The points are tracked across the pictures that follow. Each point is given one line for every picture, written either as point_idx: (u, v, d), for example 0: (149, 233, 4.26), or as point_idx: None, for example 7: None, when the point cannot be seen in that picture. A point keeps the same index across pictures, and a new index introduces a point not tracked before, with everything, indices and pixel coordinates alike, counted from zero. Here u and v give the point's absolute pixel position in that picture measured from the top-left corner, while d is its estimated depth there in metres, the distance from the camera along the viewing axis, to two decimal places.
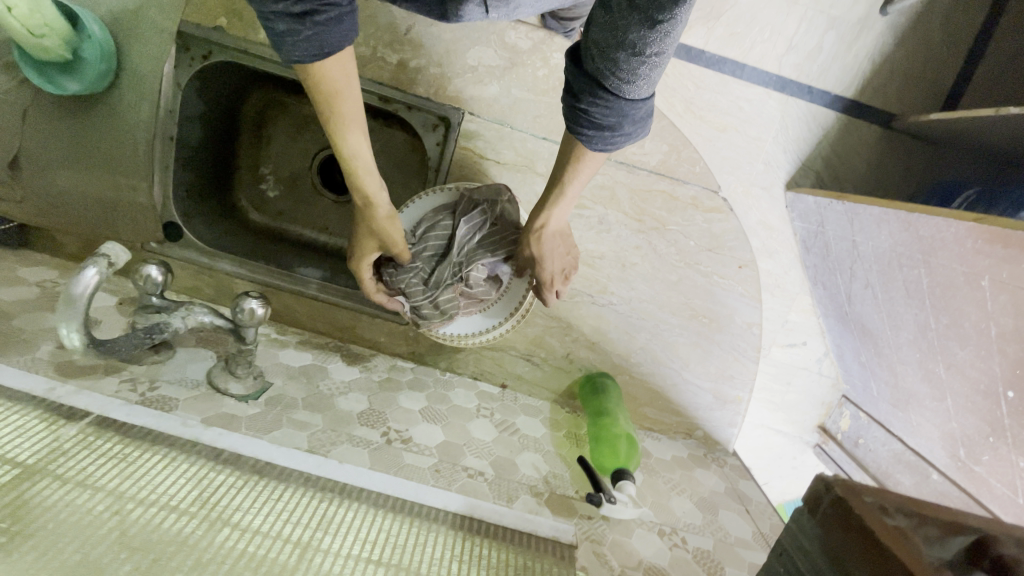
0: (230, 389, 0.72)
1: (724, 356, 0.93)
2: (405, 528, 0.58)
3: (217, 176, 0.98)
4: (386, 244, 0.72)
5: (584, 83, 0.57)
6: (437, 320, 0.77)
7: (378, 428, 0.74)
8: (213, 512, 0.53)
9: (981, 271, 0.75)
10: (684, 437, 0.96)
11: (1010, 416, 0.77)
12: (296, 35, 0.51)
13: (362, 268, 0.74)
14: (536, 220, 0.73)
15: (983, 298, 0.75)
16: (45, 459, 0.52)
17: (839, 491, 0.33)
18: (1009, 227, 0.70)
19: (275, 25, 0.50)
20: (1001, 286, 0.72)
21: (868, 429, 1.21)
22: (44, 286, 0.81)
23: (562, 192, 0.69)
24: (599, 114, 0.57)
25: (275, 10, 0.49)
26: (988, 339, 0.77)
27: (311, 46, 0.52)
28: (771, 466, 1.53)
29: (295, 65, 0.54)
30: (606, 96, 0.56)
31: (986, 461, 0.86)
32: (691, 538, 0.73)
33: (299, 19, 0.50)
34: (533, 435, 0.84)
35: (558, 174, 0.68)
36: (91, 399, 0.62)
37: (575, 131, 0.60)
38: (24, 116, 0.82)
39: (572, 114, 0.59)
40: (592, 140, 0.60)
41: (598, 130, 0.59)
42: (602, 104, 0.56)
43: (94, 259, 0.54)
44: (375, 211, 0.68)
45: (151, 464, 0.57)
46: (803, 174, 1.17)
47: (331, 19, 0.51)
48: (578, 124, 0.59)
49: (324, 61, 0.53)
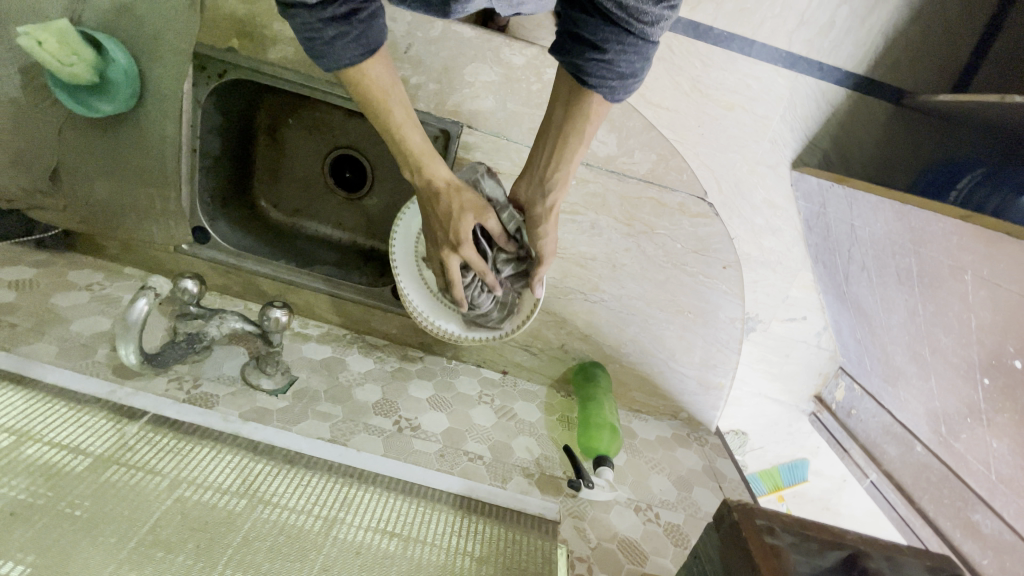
0: (262, 384, 0.83)
1: (708, 347, 1.00)
2: (412, 507, 0.69)
3: (237, 178, 1.06)
4: (482, 215, 0.70)
5: (607, 34, 0.61)
6: (498, 316, 0.84)
7: (390, 417, 0.85)
8: (253, 496, 0.64)
9: (965, 265, 0.82)
10: (669, 419, 1.05)
11: (986, 400, 0.83)
12: (345, 35, 0.57)
13: (471, 249, 0.69)
14: (551, 196, 0.75)
15: (965, 291, 0.82)
16: (115, 453, 0.64)
17: (736, 516, 0.42)
18: (994, 228, 0.77)
19: (322, 31, 0.56)
20: (981, 282, 0.79)
21: (861, 401, 1.27)
22: (93, 289, 0.93)
23: (569, 154, 0.72)
24: (625, 63, 0.62)
25: (320, 16, 0.55)
26: (969, 330, 0.83)
27: (359, 44, 0.58)
28: (766, 432, 1.59)
29: (345, 68, 0.60)
30: (632, 44, 0.60)
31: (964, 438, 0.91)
32: (665, 513, 0.83)
33: (344, 21, 0.57)
34: (529, 419, 0.93)
35: (565, 128, 0.71)
36: (146, 399, 0.73)
37: (598, 85, 0.64)
38: (61, 133, 0.89)
39: (594, 67, 0.63)
40: (615, 89, 0.65)
41: (622, 79, 0.63)
42: (628, 52, 0.61)
43: (145, 290, 0.63)
44: (455, 186, 0.70)
45: (201, 455, 0.68)
46: (810, 152, 1.25)
47: (369, 16, 0.58)
48: (603, 76, 0.63)
49: (370, 58, 0.60)
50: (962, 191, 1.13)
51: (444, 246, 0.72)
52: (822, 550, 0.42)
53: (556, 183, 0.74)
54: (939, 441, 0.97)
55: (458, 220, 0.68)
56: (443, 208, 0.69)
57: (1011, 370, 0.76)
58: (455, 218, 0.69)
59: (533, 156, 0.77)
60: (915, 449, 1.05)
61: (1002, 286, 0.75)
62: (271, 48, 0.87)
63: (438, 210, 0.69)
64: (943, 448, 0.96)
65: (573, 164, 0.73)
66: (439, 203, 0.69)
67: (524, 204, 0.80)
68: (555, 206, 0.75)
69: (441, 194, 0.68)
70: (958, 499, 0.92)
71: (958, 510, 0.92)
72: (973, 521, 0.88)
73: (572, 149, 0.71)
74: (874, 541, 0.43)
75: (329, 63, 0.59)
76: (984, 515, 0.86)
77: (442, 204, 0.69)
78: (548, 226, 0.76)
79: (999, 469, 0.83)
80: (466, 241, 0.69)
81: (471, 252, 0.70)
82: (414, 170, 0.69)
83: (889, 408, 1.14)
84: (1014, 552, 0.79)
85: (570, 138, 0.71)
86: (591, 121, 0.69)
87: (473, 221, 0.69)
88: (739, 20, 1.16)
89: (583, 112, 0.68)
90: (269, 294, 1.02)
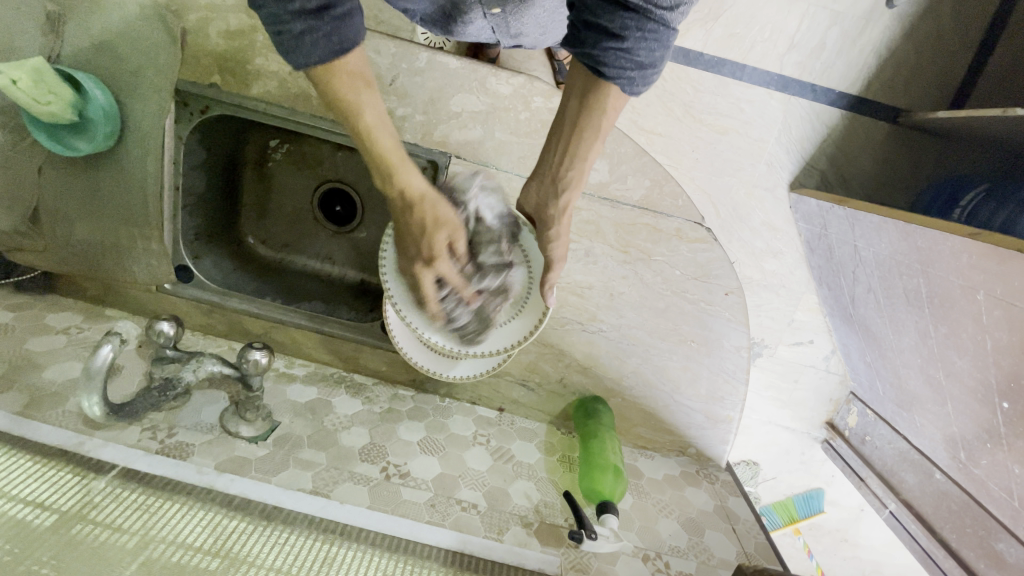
0: (241, 431, 0.78)
1: (714, 377, 0.95)
2: (399, 566, 0.63)
3: (224, 215, 1.04)
4: (456, 232, 0.61)
5: (626, 19, 0.54)
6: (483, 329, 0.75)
7: (377, 464, 0.80)
8: (228, 557, 0.59)
9: (978, 285, 0.79)
10: (677, 454, 0.99)
11: (1005, 425, 0.77)
12: (315, 31, 0.50)
13: (445, 268, 0.61)
14: (563, 197, 0.68)
15: (978, 311, 0.79)
16: (79, 509, 0.59)
17: None
18: (1002, 246, 0.75)
19: (291, 28, 0.49)
20: (994, 302, 0.76)
21: (875, 426, 1.20)
22: (70, 333, 0.89)
23: (582, 151, 0.65)
24: (644, 51, 0.55)
25: (289, 9, 0.48)
26: (984, 352, 0.79)
27: (331, 42, 0.50)
28: (779, 463, 1.49)
29: (313, 66, 0.52)
30: (652, 31, 0.54)
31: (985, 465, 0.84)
32: (675, 562, 0.77)
33: (314, 17, 0.49)
34: (527, 461, 0.88)
35: (579, 124, 0.64)
36: (116, 450, 0.68)
37: (614, 76, 0.58)
38: (40, 173, 0.87)
39: (610, 57, 0.56)
40: (634, 81, 0.58)
41: (641, 69, 0.57)
42: (648, 39, 0.54)
43: (110, 337, 0.61)
44: (431, 198, 0.60)
45: (171, 512, 0.63)
46: (808, 173, 1.24)
47: (344, 13, 0.51)
48: (620, 66, 0.56)
49: (345, 56, 0.52)
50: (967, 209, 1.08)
51: (416, 262, 0.62)
52: None
53: (568, 182, 0.67)
54: (958, 467, 0.90)
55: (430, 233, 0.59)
56: (416, 221, 0.60)
57: None
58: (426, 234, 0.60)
59: (543, 152, 0.69)
60: (933, 476, 0.97)
61: (1018, 305, 0.71)
62: (254, 83, 0.86)
63: (409, 223, 0.60)
64: (962, 474, 0.89)
65: (588, 162, 0.66)
66: (410, 216, 0.60)
67: (534, 206, 0.73)
68: (569, 208, 0.69)
69: (414, 205, 0.59)
70: (980, 527, 0.85)
71: (981, 540, 0.85)
72: (996, 550, 0.82)
73: (588, 148, 0.65)
74: None
75: (296, 59, 0.51)
76: (1008, 543, 0.79)
77: (414, 219, 0.60)
78: (561, 228, 0.71)
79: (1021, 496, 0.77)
80: (437, 261, 0.61)
81: (442, 271, 0.61)
82: (383, 176, 0.59)
83: (906, 434, 1.06)
84: None
85: (584, 135, 0.64)
86: (605, 117, 0.62)
87: (445, 237, 0.60)
88: (729, 45, 1.19)
89: (597, 106, 0.61)
90: (254, 334, 0.97)
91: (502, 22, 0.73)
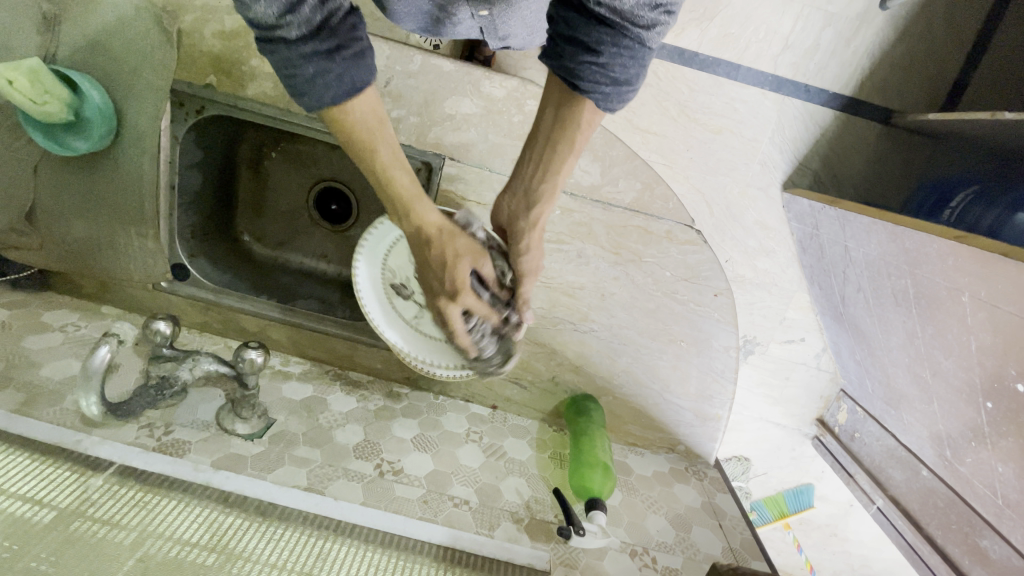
0: (237, 429, 0.79)
1: (703, 376, 0.97)
2: (391, 561, 0.65)
3: (220, 213, 1.05)
4: (478, 258, 0.63)
5: (601, 33, 0.53)
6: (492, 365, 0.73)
7: (371, 460, 0.81)
8: (224, 552, 0.61)
9: (963, 288, 0.80)
10: (666, 451, 1.01)
11: (989, 424, 0.79)
12: (328, 74, 0.49)
13: (470, 298, 0.63)
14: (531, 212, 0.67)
15: (963, 313, 0.80)
16: (77, 506, 0.60)
17: None
18: (990, 250, 0.74)
19: (303, 70, 0.49)
20: (979, 304, 0.77)
21: (863, 424, 1.22)
22: (67, 330, 0.90)
23: (556, 165, 0.64)
24: (619, 67, 0.55)
25: (301, 52, 0.48)
26: (969, 352, 0.80)
27: (342, 84, 0.50)
28: (770, 460, 1.51)
29: (327, 107, 0.52)
30: (628, 47, 0.53)
31: (969, 463, 0.86)
32: (661, 557, 0.79)
33: (326, 58, 0.49)
34: (519, 458, 0.89)
35: (554, 138, 0.63)
36: (114, 449, 0.70)
37: (589, 93, 0.57)
38: (36, 171, 0.88)
39: (586, 71, 0.55)
40: (608, 97, 0.58)
41: (617, 85, 0.57)
42: (624, 56, 0.54)
43: (106, 338, 0.61)
44: (448, 230, 0.62)
45: (169, 508, 0.64)
46: (800, 173, 1.25)
47: (356, 51, 0.50)
48: (594, 81, 0.56)
49: (355, 97, 0.52)
50: (959, 209, 1.08)
51: (439, 298, 0.64)
52: None
53: (541, 197, 0.66)
54: (944, 466, 0.93)
55: (455, 265, 0.61)
56: (438, 254, 0.61)
57: (1016, 394, 0.73)
58: (447, 267, 0.61)
59: (517, 165, 0.68)
60: (920, 474, 1.00)
61: (1000, 308, 0.73)
62: (249, 84, 0.86)
63: (431, 259, 0.62)
64: (948, 473, 0.91)
65: (561, 177, 0.65)
66: (432, 249, 0.61)
67: (506, 220, 0.71)
68: (540, 222, 0.68)
69: (434, 238, 0.61)
70: (965, 524, 0.88)
71: (965, 536, 0.88)
72: (980, 547, 0.84)
73: (562, 162, 0.63)
74: None
75: (308, 101, 0.51)
76: (992, 540, 0.82)
77: (435, 251, 0.61)
78: (532, 241, 0.69)
79: (1005, 493, 0.78)
80: (464, 292, 0.62)
81: (469, 300, 0.62)
82: (402, 216, 0.60)
83: (893, 432, 1.08)
84: None
85: (557, 148, 0.63)
86: (580, 133, 0.61)
87: (469, 267, 0.62)
88: (724, 45, 1.19)
89: (572, 119, 0.60)
90: (250, 331, 0.98)
91: (489, 24, 0.75)
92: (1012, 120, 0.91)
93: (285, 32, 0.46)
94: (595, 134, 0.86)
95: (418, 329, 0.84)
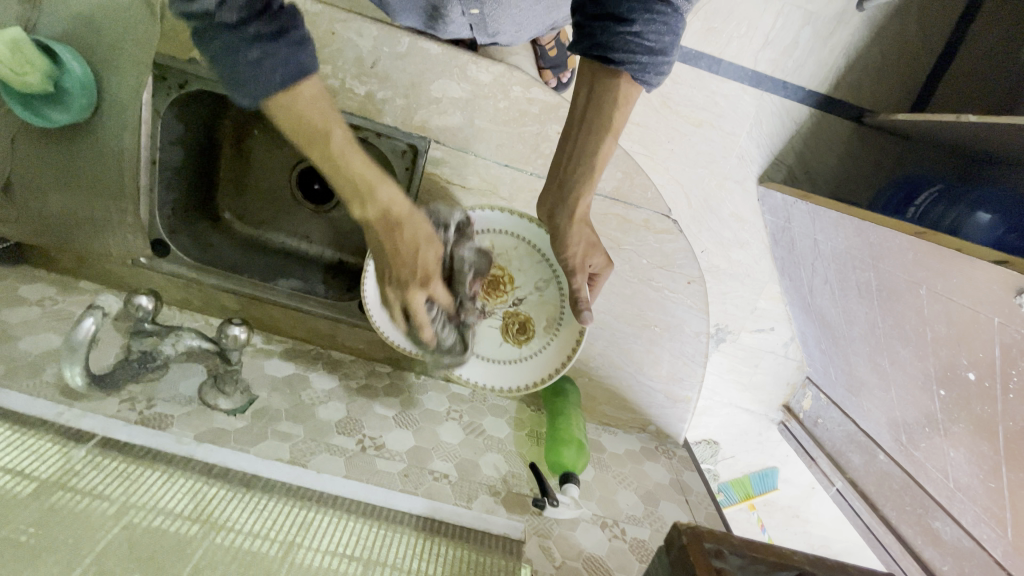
0: (219, 404, 0.80)
1: (675, 360, 1.01)
2: (373, 530, 0.68)
3: (202, 190, 1.04)
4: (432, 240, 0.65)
5: (633, 5, 0.57)
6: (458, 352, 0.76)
7: (353, 436, 0.83)
8: (208, 522, 0.62)
9: (921, 281, 0.85)
10: (638, 431, 1.05)
11: (942, 411, 0.85)
12: (271, 57, 0.51)
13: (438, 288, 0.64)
14: (570, 198, 0.73)
15: (919, 305, 0.85)
16: (60, 476, 0.61)
17: (686, 539, 0.45)
18: (943, 245, 0.80)
19: (244, 54, 0.50)
20: (935, 297, 0.82)
21: (827, 410, 1.28)
22: (44, 305, 0.89)
23: (594, 150, 0.69)
24: (654, 34, 0.59)
25: (243, 35, 0.49)
26: (924, 342, 0.86)
27: (288, 67, 0.52)
28: (737, 443, 1.58)
29: (274, 93, 0.52)
30: (661, 11, 0.58)
31: (923, 447, 0.92)
32: (630, 529, 0.84)
33: (269, 40, 0.51)
34: (497, 436, 0.92)
35: (592, 121, 0.68)
36: (96, 421, 0.70)
37: (626, 62, 0.60)
38: (12, 143, 0.86)
39: (620, 41, 0.59)
40: (645, 67, 0.61)
41: (651, 54, 0.60)
42: (657, 21, 0.58)
43: (92, 309, 0.62)
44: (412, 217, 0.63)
45: (153, 479, 0.65)
46: (775, 168, 1.30)
47: (299, 37, 0.52)
48: (630, 50, 0.59)
49: (303, 80, 0.54)
50: (921, 206, 1.14)
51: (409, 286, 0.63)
52: (772, 570, 0.45)
53: (578, 183, 0.72)
54: (899, 450, 0.99)
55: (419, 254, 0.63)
56: (397, 242, 0.62)
57: (966, 382, 0.78)
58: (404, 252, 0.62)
59: (555, 155, 0.74)
60: (877, 457, 1.06)
61: (954, 301, 0.78)
62: None
63: (391, 246, 0.62)
64: (903, 456, 0.97)
65: (601, 157, 0.69)
66: (397, 235, 0.62)
67: (546, 214, 0.78)
68: (578, 211, 0.74)
69: (399, 224, 0.62)
70: (918, 506, 0.94)
71: (918, 518, 0.94)
72: (932, 528, 0.90)
73: (601, 143, 0.68)
74: (824, 559, 0.46)
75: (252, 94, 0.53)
76: (944, 522, 0.87)
77: (401, 236, 0.62)
78: (572, 234, 0.76)
79: (956, 477, 0.84)
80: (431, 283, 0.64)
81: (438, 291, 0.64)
82: (359, 198, 0.60)
83: (853, 417, 1.14)
84: (972, 559, 0.82)
85: (597, 133, 0.68)
86: (621, 111, 0.66)
87: (433, 255, 0.65)
88: (707, 40, 1.22)
89: (614, 97, 0.65)
90: (231, 309, 0.99)
91: (479, 21, 0.79)
92: (976, 122, 0.96)
93: (225, 16, 0.48)
94: None
95: None
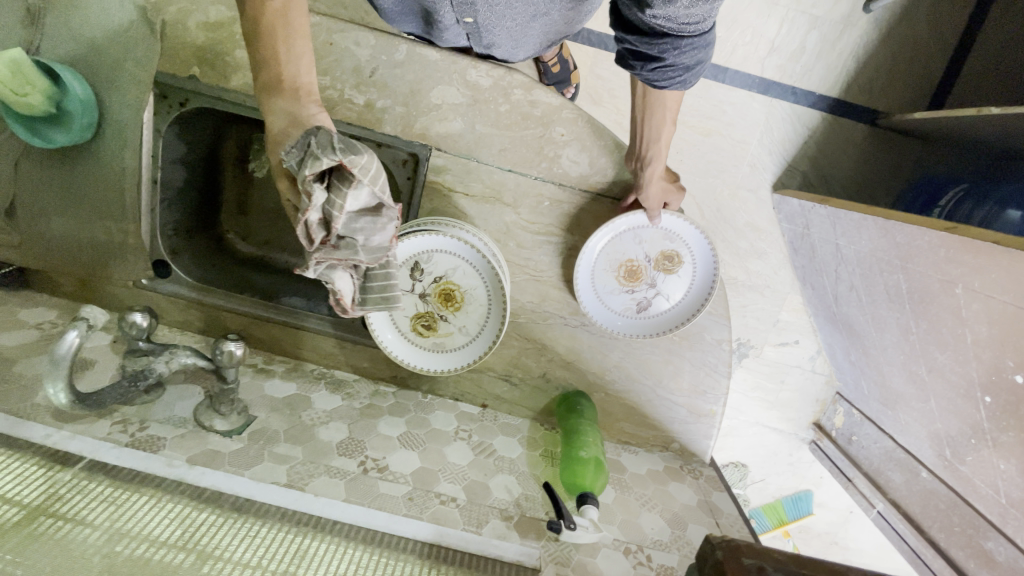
0: (215, 425, 0.77)
1: (697, 371, 0.95)
2: (373, 558, 0.63)
3: (202, 211, 1.01)
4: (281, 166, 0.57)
5: (663, 45, 0.61)
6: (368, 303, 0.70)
7: (355, 457, 0.78)
8: (196, 551, 0.57)
9: (955, 279, 0.79)
10: (661, 450, 0.98)
11: (989, 419, 0.77)
12: None
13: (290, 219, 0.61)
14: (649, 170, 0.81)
15: (957, 305, 0.78)
16: (46, 502, 0.57)
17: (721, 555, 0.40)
18: (978, 238, 0.74)
19: None
20: (973, 295, 0.75)
21: (860, 426, 1.18)
22: (43, 327, 0.86)
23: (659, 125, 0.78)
24: (688, 58, 0.62)
25: None
26: (964, 345, 0.79)
27: None
28: (767, 465, 1.48)
29: None
30: (689, 44, 0.60)
31: (969, 461, 0.84)
32: (656, 555, 0.77)
33: None
34: (508, 456, 0.86)
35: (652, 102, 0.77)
36: (84, 443, 0.67)
37: (666, 85, 0.68)
38: (16, 167, 0.86)
39: (659, 74, 0.65)
40: (686, 78, 0.66)
41: (689, 69, 0.65)
42: (687, 50, 0.61)
43: (76, 322, 0.60)
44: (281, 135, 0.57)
45: (140, 504, 0.61)
46: (790, 174, 1.26)
47: None
48: (666, 77, 0.66)
49: None
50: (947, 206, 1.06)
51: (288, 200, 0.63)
52: None
53: (653, 156, 0.80)
54: (943, 466, 0.90)
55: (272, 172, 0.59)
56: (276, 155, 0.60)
57: (1014, 386, 0.71)
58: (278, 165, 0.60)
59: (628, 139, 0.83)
60: (919, 475, 0.97)
61: (995, 298, 0.71)
62: (233, 75, 0.85)
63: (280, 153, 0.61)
64: (947, 472, 0.89)
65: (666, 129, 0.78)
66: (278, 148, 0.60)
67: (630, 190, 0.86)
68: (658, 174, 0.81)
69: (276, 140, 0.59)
70: (968, 526, 0.84)
71: (969, 539, 0.85)
72: (985, 549, 0.81)
73: (664, 115, 0.77)
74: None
75: None
76: (997, 542, 0.78)
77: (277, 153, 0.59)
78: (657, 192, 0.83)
79: (1009, 492, 0.76)
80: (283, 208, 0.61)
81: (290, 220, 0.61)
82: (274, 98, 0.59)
83: (890, 432, 1.06)
84: None
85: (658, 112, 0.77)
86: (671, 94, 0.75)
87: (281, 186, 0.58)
88: None
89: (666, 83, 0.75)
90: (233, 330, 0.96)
91: (474, 30, 0.75)
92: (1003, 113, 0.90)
93: None
94: (579, 123, 0.84)
95: (433, 343, 0.87)
